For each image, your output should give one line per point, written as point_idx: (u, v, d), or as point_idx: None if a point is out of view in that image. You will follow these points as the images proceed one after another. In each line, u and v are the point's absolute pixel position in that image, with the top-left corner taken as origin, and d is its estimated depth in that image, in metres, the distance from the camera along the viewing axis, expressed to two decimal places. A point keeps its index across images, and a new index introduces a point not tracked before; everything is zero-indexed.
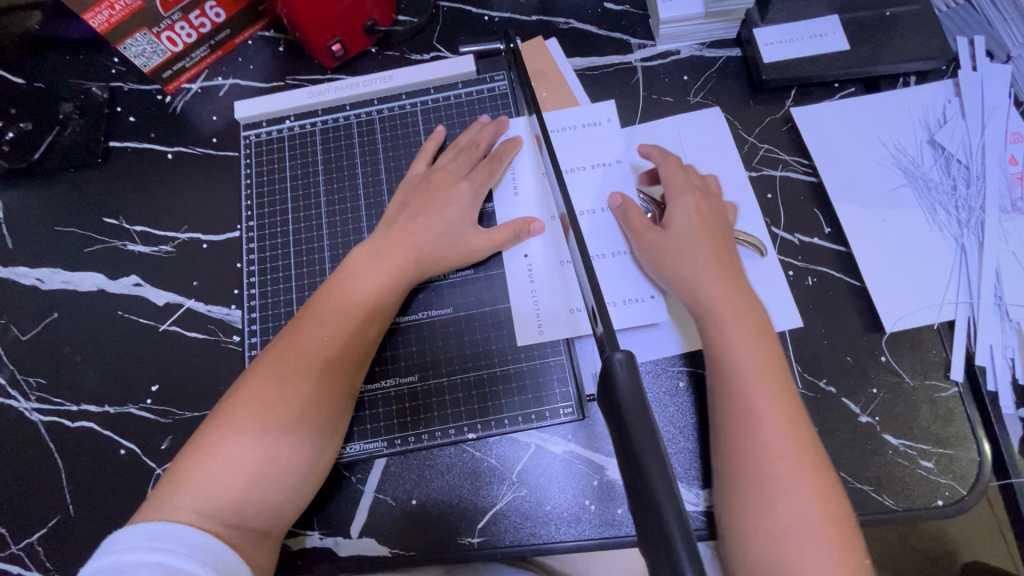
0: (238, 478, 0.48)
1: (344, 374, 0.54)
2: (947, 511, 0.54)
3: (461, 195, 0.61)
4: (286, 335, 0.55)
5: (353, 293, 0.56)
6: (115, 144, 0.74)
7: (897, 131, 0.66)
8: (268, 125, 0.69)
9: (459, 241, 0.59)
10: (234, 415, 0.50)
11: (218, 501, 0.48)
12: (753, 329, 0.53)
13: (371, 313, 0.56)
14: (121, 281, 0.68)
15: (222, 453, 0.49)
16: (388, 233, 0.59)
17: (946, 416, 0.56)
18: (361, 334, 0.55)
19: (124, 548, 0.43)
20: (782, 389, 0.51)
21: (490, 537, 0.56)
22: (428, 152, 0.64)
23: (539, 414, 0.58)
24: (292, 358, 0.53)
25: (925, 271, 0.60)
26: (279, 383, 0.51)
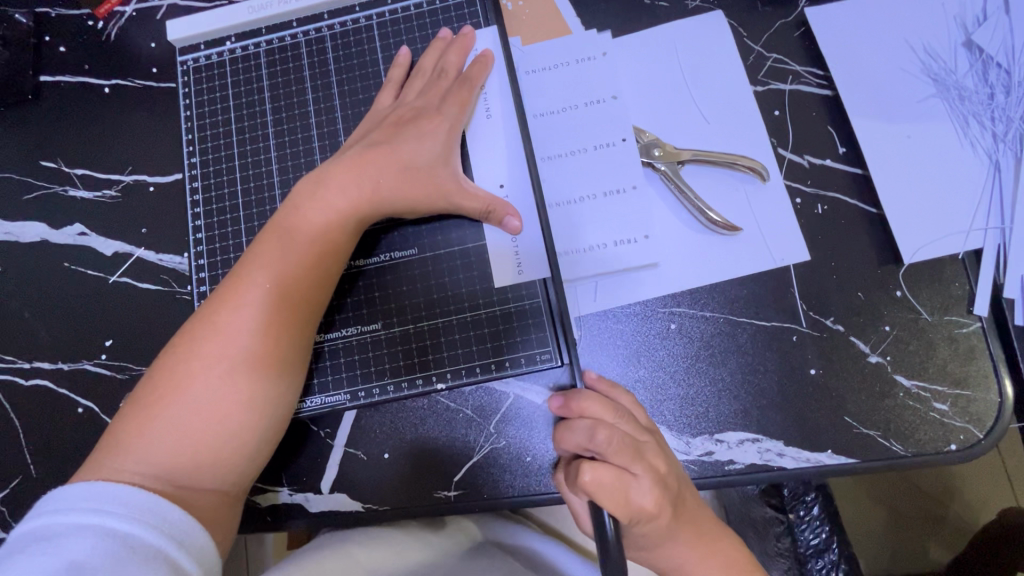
0: (179, 438, 0.45)
1: (289, 324, 0.49)
2: (961, 456, 0.50)
3: (430, 124, 0.54)
4: (224, 284, 0.50)
5: (297, 234, 0.50)
6: (47, 78, 0.66)
7: (927, 31, 0.57)
8: (207, 49, 0.61)
9: (423, 174, 0.53)
10: (176, 373, 0.47)
11: (165, 461, 0.45)
12: (610, 450, 0.43)
13: (321, 257, 0.50)
14: (65, 230, 0.63)
15: (165, 412, 0.46)
16: (339, 163, 0.52)
17: (967, 354, 0.51)
18: (308, 280, 0.50)
19: (61, 507, 0.40)
20: (623, 457, 0.43)
21: (468, 491, 0.53)
22: (393, 81, 0.57)
23: (515, 361, 0.53)
24: (230, 309, 0.48)
25: (952, 193, 0.53)
26: (221, 336, 0.47)
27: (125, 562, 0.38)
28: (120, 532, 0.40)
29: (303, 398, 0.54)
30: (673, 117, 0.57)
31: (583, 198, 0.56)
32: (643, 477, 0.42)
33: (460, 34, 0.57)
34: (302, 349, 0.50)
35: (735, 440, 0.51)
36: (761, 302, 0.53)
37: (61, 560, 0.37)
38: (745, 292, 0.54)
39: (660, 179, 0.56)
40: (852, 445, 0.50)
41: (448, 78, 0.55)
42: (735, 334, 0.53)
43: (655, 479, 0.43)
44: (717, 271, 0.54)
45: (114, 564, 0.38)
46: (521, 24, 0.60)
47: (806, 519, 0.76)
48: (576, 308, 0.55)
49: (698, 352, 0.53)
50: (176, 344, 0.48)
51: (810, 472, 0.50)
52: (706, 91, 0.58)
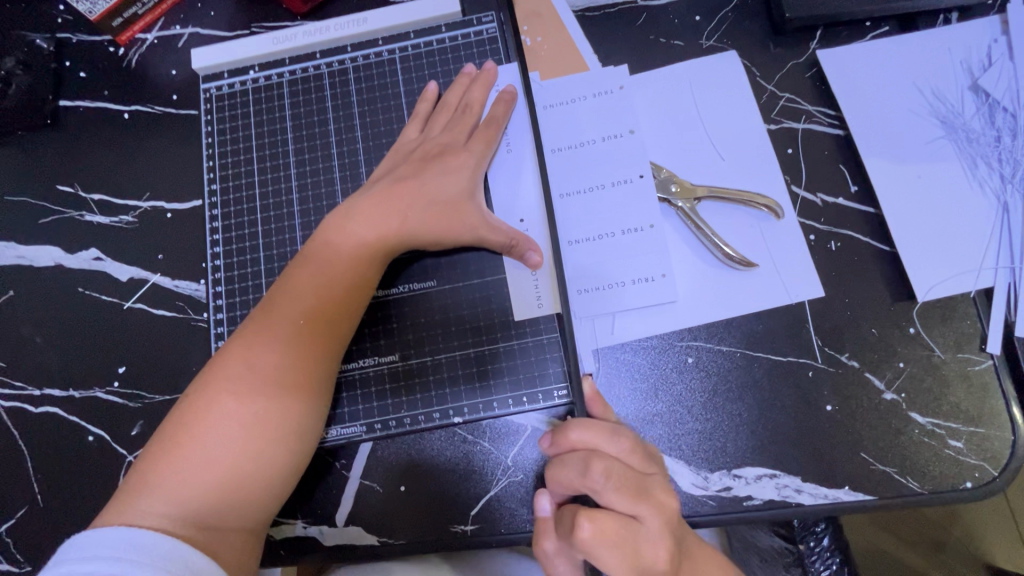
0: (204, 479, 0.45)
1: (315, 358, 0.49)
2: (976, 493, 0.50)
3: (458, 161, 0.54)
4: (255, 317, 0.50)
5: (321, 268, 0.51)
6: (66, 103, 0.67)
7: (934, 75, 0.58)
8: (230, 77, 0.62)
9: (449, 208, 0.53)
10: (203, 408, 0.47)
11: (190, 501, 0.44)
12: (612, 491, 0.42)
13: (346, 290, 0.51)
14: (80, 255, 0.63)
15: (190, 450, 0.46)
16: (365, 196, 0.53)
17: (980, 392, 0.52)
18: (333, 313, 0.50)
19: (86, 554, 0.40)
20: (623, 496, 0.42)
21: (484, 525, 0.53)
22: (418, 116, 0.57)
23: (531, 396, 0.53)
24: (255, 346, 0.48)
25: (962, 233, 0.54)
26: (250, 371, 0.47)
27: None
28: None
29: None
30: (691, 153, 0.58)
31: (604, 234, 0.57)
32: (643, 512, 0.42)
33: (483, 69, 0.58)
34: (326, 385, 0.50)
35: (753, 476, 0.51)
36: (777, 336, 0.54)
37: None
38: (761, 327, 0.54)
39: (676, 215, 0.57)
40: (868, 482, 0.51)
41: (472, 116, 0.56)
42: (751, 369, 0.54)
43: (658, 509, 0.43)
44: (733, 305, 0.55)
45: None
46: (540, 60, 0.62)
47: (816, 551, 0.75)
48: (595, 341, 0.55)
49: (716, 386, 0.54)
50: (200, 383, 0.48)
51: (827, 509, 0.51)
52: (721, 129, 0.59)
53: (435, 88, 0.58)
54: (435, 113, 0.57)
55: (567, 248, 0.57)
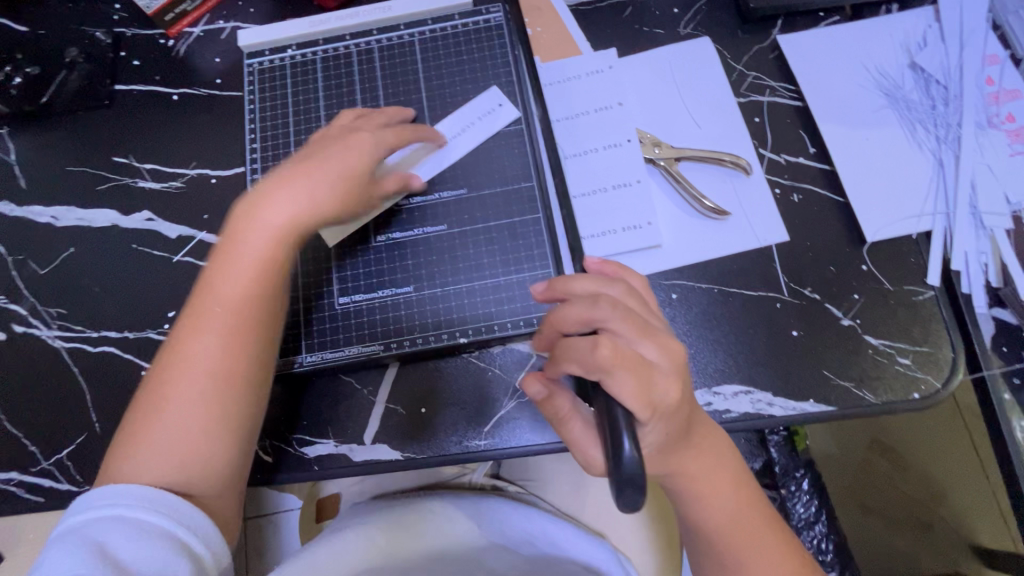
0: (162, 455, 0.50)
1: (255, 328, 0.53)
2: (923, 403, 0.58)
3: (356, 141, 0.58)
4: (201, 305, 0.53)
5: (251, 243, 0.53)
6: (121, 87, 0.76)
7: (878, 55, 0.68)
8: (270, 53, 0.71)
9: (354, 183, 0.57)
10: (165, 388, 0.51)
11: (163, 472, 0.50)
12: (620, 321, 0.41)
13: (264, 278, 0.53)
14: (134, 216, 0.71)
15: (159, 425, 0.50)
16: (311, 167, 0.56)
17: (924, 318, 0.60)
18: (263, 299, 0.53)
19: (97, 504, 0.47)
20: (632, 329, 0.41)
21: (496, 438, 0.60)
22: (368, 113, 0.62)
23: (530, 320, 0.61)
24: (202, 331, 0.52)
25: (904, 185, 0.63)
26: (206, 358, 0.51)
27: (143, 549, 0.45)
28: (137, 522, 0.46)
29: (343, 348, 0.61)
30: (672, 121, 0.68)
31: (598, 190, 0.65)
32: (650, 349, 0.41)
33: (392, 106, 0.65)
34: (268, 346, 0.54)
35: (731, 392, 0.59)
36: (749, 274, 0.62)
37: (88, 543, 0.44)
38: (735, 266, 0.63)
39: (660, 173, 0.66)
40: (830, 395, 0.58)
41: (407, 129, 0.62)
42: (727, 303, 0.62)
43: (664, 351, 0.41)
44: (711, 247, 0.63)
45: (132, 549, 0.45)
46: (541, 45, 0.71)
47: (796, 494, 0.82)
48: None
49: (696, 317, 0.61)
50: (160, 365, 0.52)
51: (795, 419, 0.58)
52: (697, 101, 0.68)
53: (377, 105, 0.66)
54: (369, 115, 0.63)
55: (574, 201, 0.65)
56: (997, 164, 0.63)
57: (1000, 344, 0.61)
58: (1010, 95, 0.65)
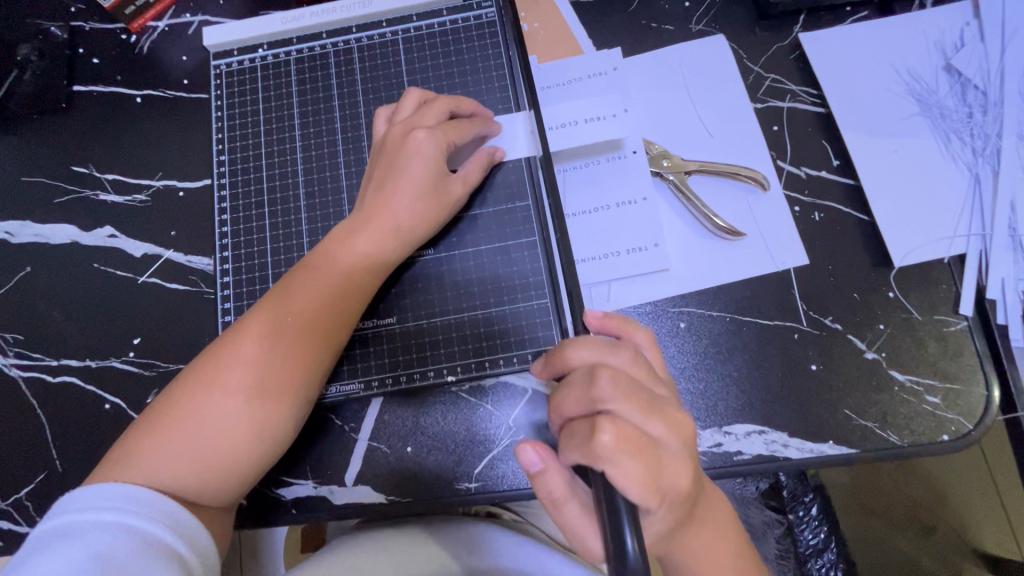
0: (182, 453, 0.46)
1: (307, 361, 0.50)
2: (953, 446, 0.53)
3: (419, 146, 0.53)
4: (271, 309, 0.50)
5: (328, 270, 0.52)
6: (80, 88, 0.69)
7: (910, 56, 0.62)
8: (240, 55, 0.65)
9: (439, 202, 0.54)
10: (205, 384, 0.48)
11: (173, 474, 0.46)
12: (624, 399, 0.36)
13: (343, 298, 0.51)
14: (95, 232, 0.65)
15: (186, 422, 0.47)
16: (387, 188, 0.53)
17: (955, 351, 0.55)
18: (331, 318, 0.51)
19: (93, 507, 0.42)
20: (638, 407, 0.36)
21: (489, 480, 0.55)
22: (439, 107, 0.56)
23: (522, 358, 0.55)
24: (257, 336, 0.49)
25: (936, 203, 0.58)
26: (257, 365, 0.48)
27: (148, 558, 0.41)
28: (138, 530, 0.42)
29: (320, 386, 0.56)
30: (682, 129, 0.62)
31: (599, 210, 0.60)
32: (658, 427, 0.37)
33: (490, 118, 0.59)
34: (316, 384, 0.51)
35: (743, 432, 0.54)
36: (765, 301, 0.57)
37: (81, 555, 0.39)
38: (750, 293, 0.57)
39: (669, 188, 0.60)
40: (852, 436, 0.54)
41: (469, 125, 0.56)
42: (740, 333, 0.56)
43: (672, 428, 0.38)
44: (723, 272, 0.58)
45: (135, 558, 0.40)
46: (538, 44, 0.65)
47: (805, 519, 0.78)
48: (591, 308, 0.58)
49: (707, 348, 0.56)
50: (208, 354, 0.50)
51: (813, 462, 0.53)
52: (710, 108, 0.62)
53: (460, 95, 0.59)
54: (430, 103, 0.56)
55: (568, 219, 0.59)
56: None
57: None
58: None
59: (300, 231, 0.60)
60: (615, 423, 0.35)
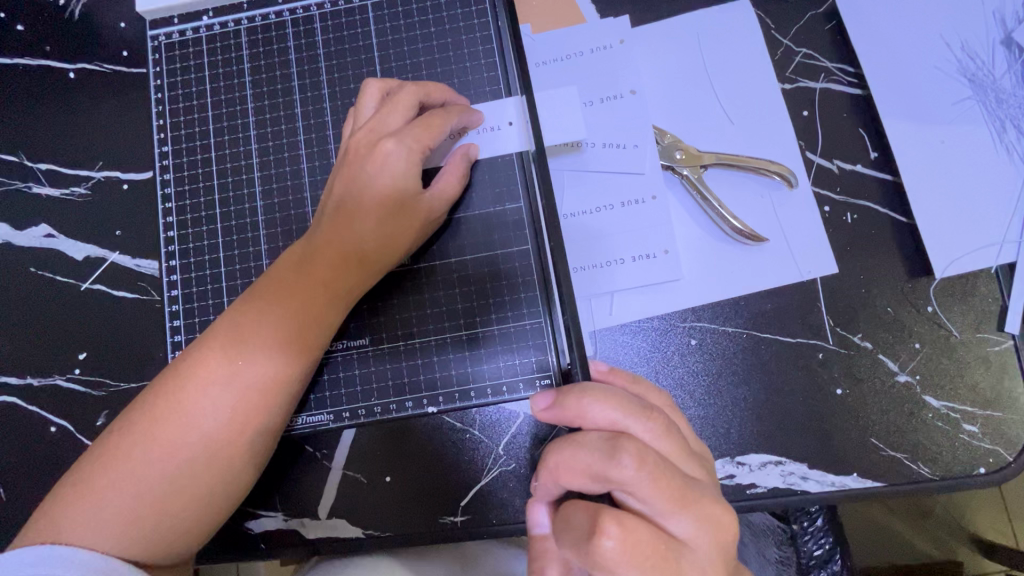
0: (128, 506, 0.41)
1: (265, 403, 0.44)
2: (990, 479, 0.48)
3: (387, 158, 0.46)
4: (224, 343, 0.44)
5: (287, 302, 0.45)
6: (3, 61, 0.60)
7: (964, 27, 0.53)
8: (182, 24, 0.55)
9: (402, 220, 0.47)
10: (152, 430, 0.42)
11: (115, 532, 0.41)
12: (646, 483, 0.33)
13: (305, 330, 0.45)
14: (29, 231, 0.57)
15: (130, 471, 0.42)
16: (349, 203, 0.47)
17: (998, 374, 0.49)
18: (290, 352, 0.45)
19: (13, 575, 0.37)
20: (665, 498, 0.33)
21: (476, 515, 0.50)
22: (404, 102, 0.48)
23: (512, 382, 0.49)
24: (211, 376, 0.43)
25: (986, 204, 0.50)
26: (207, 411, 0.42)
27: None
28: None
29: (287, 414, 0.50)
30: (698, 116, 0.54)
31: (601, 212, 0.52)
32: (683, 523, 0.33)
33: (469, 107, 0.50)
34: (281, 422, 0.46)
35: (757, 463, 0.49)
36: (787, 316, 0.50)
37: None
38: (770, 306, 0.51)
39: (681, 184, 0.52)
40: (877, 468, 0.48)
41: (444, 120, 0.48)
42: (758, 352, 0.50)
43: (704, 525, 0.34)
44: (739, 284, 0.51)
45: None
46: (532, 11, 0.56)
47: (810, 530, 0.72)
48: (591, 323, 0.51)
49: (720, 370, 0.50)
50: (152, 396, 0.43)
51: (834, 497, 0.48)
52: (731, 89, 0.54)
53: (428, 80, 0.51)
54: (395, 98, 0.48)
55: (564, 221, 0.52)
56: None
57: None
58: None
59: (257, 235, 0.52)
60: (621, 517, 0.32)
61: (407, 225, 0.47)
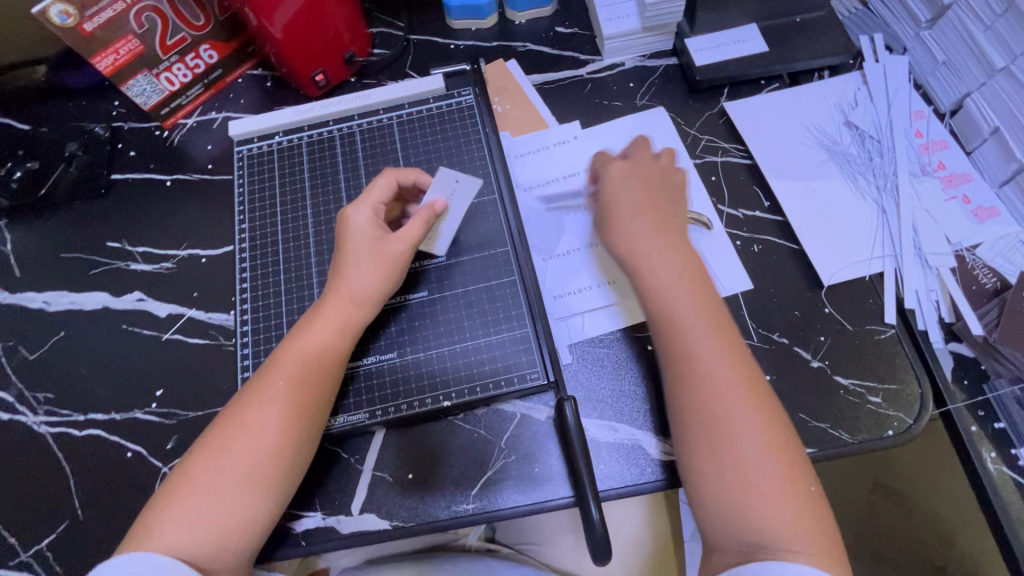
0: (194, 520, 0.51)
1: (295, 417, 0.55)
2: (898, 440, 0.59)
3: (357, 221, 0.62)
4: (258, 381, 0.57)
5: (303, 343, 0.59)
6: (117, 177, 0.80)
7: (816, 115, 0.75)
8: (259, 141, 0.77)
9: (385, 257, 0.61)
10: (208, 456, 0.54)
11: (187, 543, 0.50)
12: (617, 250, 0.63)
13: (320, 357, 0.58)
14: (125, 297, 0.73)
15: (193, 492, 0.52)
16: (342, 262, 0.61)
17: (888, 356, 0.62)
18: (312, 377, 0.57)
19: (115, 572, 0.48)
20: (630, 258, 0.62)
21: (485, 500, 0.60)
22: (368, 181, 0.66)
23: (508, 379, 0.62)
24: (251, 405, 0.55)
25: (854, 230, 0.68)
26: (248, 431, 0.54)
27: None
28: None
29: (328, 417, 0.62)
30: None
31: (573, 255, 0.69)
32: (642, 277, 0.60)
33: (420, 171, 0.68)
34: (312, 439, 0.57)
35: None
36: None
37: None
38: None
39: None
40: (808, 437, 0.60)
41: (384, 183, 0.64)
42: None
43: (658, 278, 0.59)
44: None
45: None
46: (510, 122, 0.78)
47: None
48: (569, 336, 0.66)
49: None
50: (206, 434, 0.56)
51: None
52: None
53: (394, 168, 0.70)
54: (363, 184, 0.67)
55: (543, 262, 0.69)
56: (934, 209, 0.68)
57: (960, 377, 0.63)
58: (937, 145, 0.72)
59: (311, 284, 0.68)
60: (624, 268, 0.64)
61: (386, 260, 0.61)
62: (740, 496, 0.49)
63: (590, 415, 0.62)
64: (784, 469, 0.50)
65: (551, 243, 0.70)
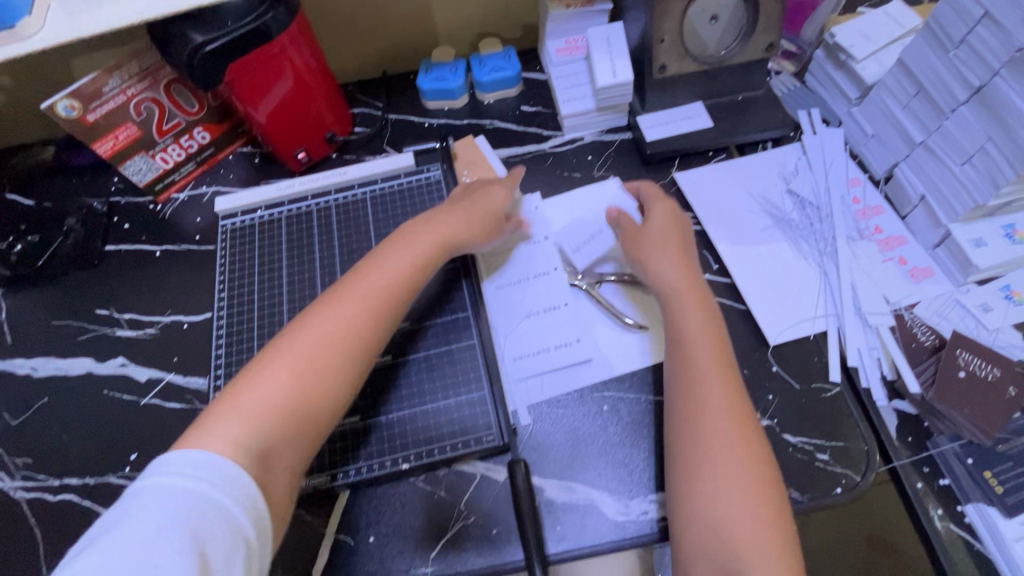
0: (246, 414, 0.51)
1: (363, 335, 0.58)
2: (846, 497, 0.61)
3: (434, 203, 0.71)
4: (328, 299, 0.60)
5: (376, 277, 0.62)
6: (110, 248, 0.86)
7: (760, 184, 0.80)
8: (242, 215, 0.83)
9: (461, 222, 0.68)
10: (272, 358, 0.55)
11: (242, 437, 0.49)
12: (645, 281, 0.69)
13: (393, 286, 0.62)
14: (109, 363, 0.77)
15: (246, 393, 0.52)
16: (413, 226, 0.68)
17: (834, 413, 0.65)
18: (380, 305, 0.61)
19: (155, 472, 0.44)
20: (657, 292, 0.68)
21: (442, 563, 0.61)
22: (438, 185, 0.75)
23: (466, 442, 0.65)
24: (322, 315, 0.58)
25: (797, 292, 0.72)
26: (315, 340, 0.56)
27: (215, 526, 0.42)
28: (210, 498, 0.43)
29: None
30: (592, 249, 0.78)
31: (532, 317, 0.73)
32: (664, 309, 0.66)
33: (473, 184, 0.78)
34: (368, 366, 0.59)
35: None
36: None
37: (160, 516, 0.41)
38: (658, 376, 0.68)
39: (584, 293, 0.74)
40: None
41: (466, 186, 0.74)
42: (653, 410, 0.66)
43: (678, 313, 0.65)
44: (634, 360, 0.69)
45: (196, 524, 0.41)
46: None
47: None
48: (528, 398, 0.68)
49: (627, 427, 0.66)
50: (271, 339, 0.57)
51: None
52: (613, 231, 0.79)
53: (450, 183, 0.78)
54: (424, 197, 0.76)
55: (504, 325, 0.73)
56: (871, 270, 0.72)
57: (905, 434, 0.64)
58: (874, 211, 0.77)
59: None
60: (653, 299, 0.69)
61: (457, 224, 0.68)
62: (709, 507, 0.52)
63: (546, 475, 0.64)
64: (758, 482, 0.53)
65: (512, 305, 0.74)
